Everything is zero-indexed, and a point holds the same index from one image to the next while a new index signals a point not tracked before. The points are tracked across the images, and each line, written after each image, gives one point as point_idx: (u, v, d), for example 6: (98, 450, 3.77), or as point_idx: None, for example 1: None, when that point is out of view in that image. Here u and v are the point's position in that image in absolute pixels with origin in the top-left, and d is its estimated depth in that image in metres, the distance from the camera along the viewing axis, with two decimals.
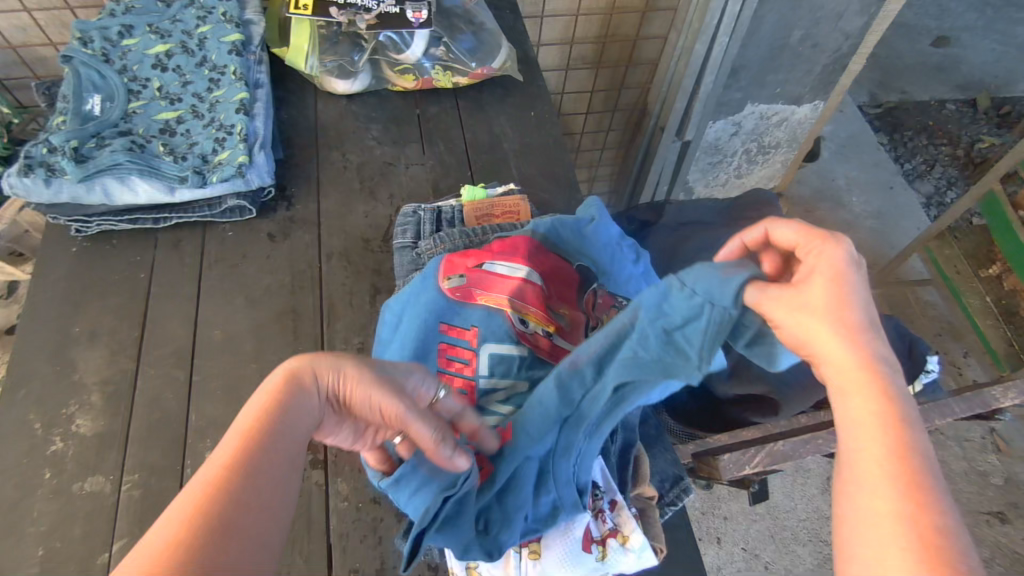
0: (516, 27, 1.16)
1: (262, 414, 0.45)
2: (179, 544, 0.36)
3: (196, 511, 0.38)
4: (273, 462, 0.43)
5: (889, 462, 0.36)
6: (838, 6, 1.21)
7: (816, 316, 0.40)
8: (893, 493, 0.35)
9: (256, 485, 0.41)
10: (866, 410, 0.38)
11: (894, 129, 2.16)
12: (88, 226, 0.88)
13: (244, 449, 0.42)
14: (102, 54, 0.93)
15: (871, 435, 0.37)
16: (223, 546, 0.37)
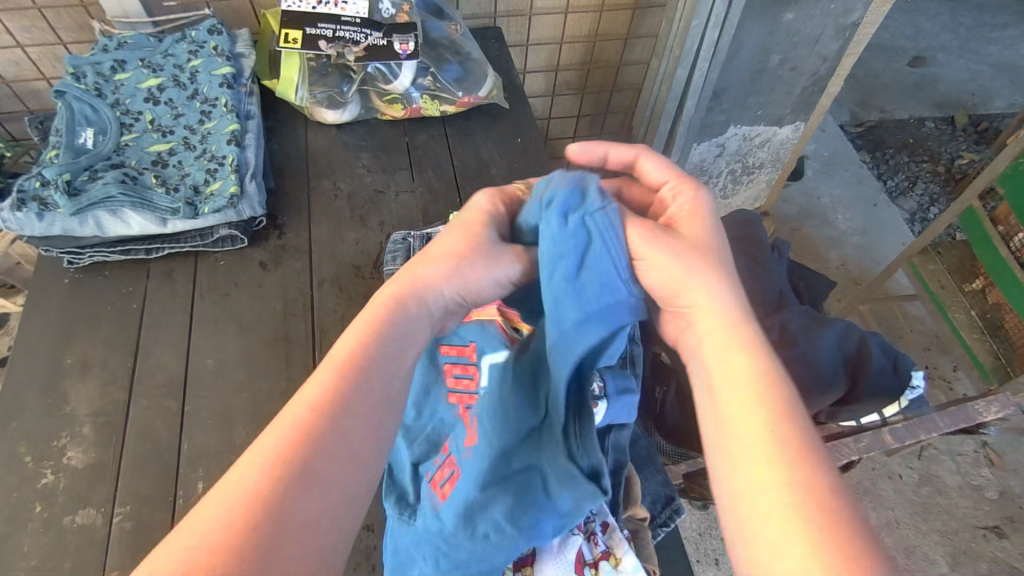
0: (501, 56, 1.19)
1: (359, 350, 0.46)
2: (235, 534, 0.36)
3: (278, 463, 0.39)
4: (354, 418, 0.43)
5: (780, 431, 0.40)
6: (813, 31, 1.25)
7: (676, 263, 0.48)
8: (784, 466, 0.38)
9: (337, 440, 0.42)
10: (748, 374, 0.43)
11: (875, 147, 2.20)
12: (80, 258, 0.89)
13: (337, 393, 0.44)
14: (94, 89, 0.95)
15: (751, 373, 0.43)
16: (300, 496, 0.38)
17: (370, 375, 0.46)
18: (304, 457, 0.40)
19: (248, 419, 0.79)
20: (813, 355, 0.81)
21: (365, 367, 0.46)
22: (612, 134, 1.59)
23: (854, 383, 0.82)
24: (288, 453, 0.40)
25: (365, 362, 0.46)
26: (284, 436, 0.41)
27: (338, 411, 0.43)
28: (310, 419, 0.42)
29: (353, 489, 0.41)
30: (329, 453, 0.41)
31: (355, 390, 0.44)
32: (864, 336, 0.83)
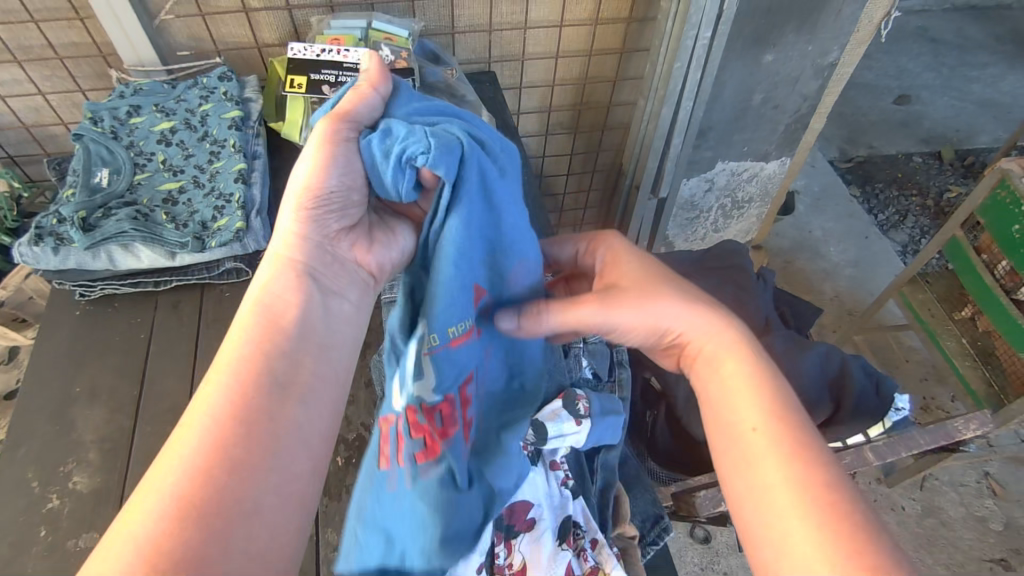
0: (492, 99, 1.23)
1: (258, 363, 0.50)
2: (162, 552, 0.39)
3: (205, 470, 0.44)
4: (268, 430, 0.47)
5: (799, 469, 0.48)
6: (792, 71, 1.32)
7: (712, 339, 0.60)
8: (798, 495, 0.47)
9: (253, 445, 0.46)
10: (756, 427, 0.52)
11: (864, 182, 2.26)
12: (91, 290, 0.93)
13: (231, 419, 0.47)
14: (111, 132, 1.01)
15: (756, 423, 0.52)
16: (226, 498, 0.43)
17: (279, 387, 0.50)
18: (227, 468, 0.44)
19: None
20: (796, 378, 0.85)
21: (265, 374, 0.50)
22: (604, 171, 1.65)
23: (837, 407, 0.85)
24: (208, 465, 0.44)
25: (264, 368, 0.50)
26: (199, 448, 0.45)
27: (251, 418, 0.47)
28: (221, 428, 0.46)
29: (282, 480, 0.46)
30: (250, 460, 0.46)
31: (262, 393, 0.49)
32: (844, 359, 0.87)
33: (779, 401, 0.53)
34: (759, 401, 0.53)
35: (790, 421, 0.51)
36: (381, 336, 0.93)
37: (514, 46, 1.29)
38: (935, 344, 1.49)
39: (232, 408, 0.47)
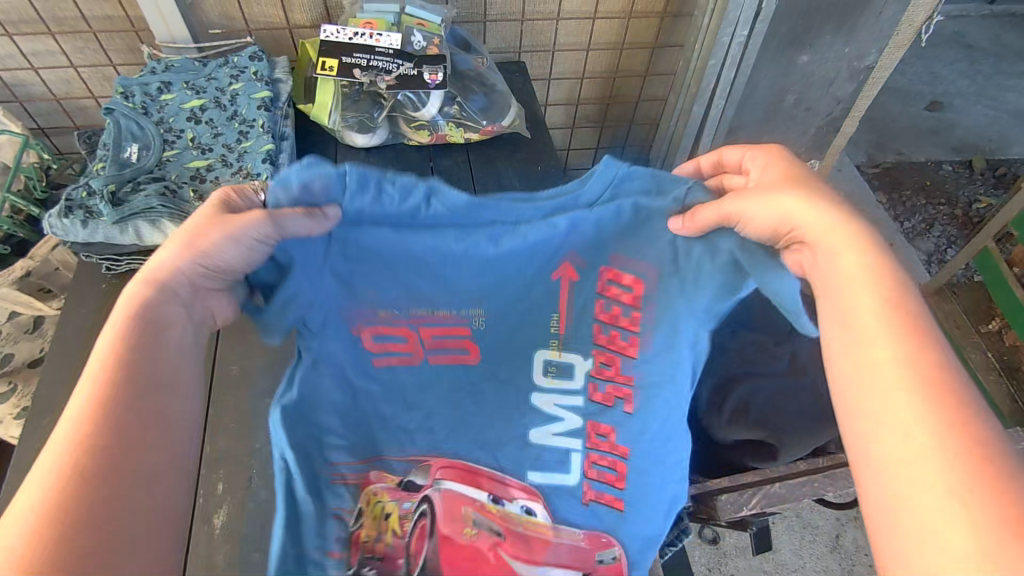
0: (525, 89, 1.21)
1: (117, 359, 0.45)
2: (46, 551, 0.37)
3: (65, 478, 0.39)
4: (148, 417, 0.44)
5: (925, 378, 0.40)
6: (827, 73, 1.29)
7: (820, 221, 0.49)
8: (938, 409, 0.38)
9: (113, 443, 0.42)
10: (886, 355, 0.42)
11: (891, 188, 2.23)
12: (117, 264, 0.94)
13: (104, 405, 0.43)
14: (141, 107, 1.01)
15: (886, 353, 0.42)
16: (95, 506, 0.39)
17: (149, 386, 0.45)
18: (103, 462, 0.41)
19: (268, 425, 0.81)
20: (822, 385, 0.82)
21: (129, 371, 0.45)
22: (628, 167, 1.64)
23: None
24: (76, 467, 0.40)
25: (127, 366, 0.45)
26: (60, 452, 0.40)
27: (115, 416, 0.43)
28: (83, 429, 0.42)
29: (155, 476, 0.43)
30: (122, 466, 0.42)
31: (127, 389, 0.44)
32: None
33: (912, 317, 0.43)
34: (875, 301, 0.44)
35: (907, 300, 0.44)
36: None
37: (545, 36, 1.27)
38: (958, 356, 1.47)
39: (91, 410, 0.42)
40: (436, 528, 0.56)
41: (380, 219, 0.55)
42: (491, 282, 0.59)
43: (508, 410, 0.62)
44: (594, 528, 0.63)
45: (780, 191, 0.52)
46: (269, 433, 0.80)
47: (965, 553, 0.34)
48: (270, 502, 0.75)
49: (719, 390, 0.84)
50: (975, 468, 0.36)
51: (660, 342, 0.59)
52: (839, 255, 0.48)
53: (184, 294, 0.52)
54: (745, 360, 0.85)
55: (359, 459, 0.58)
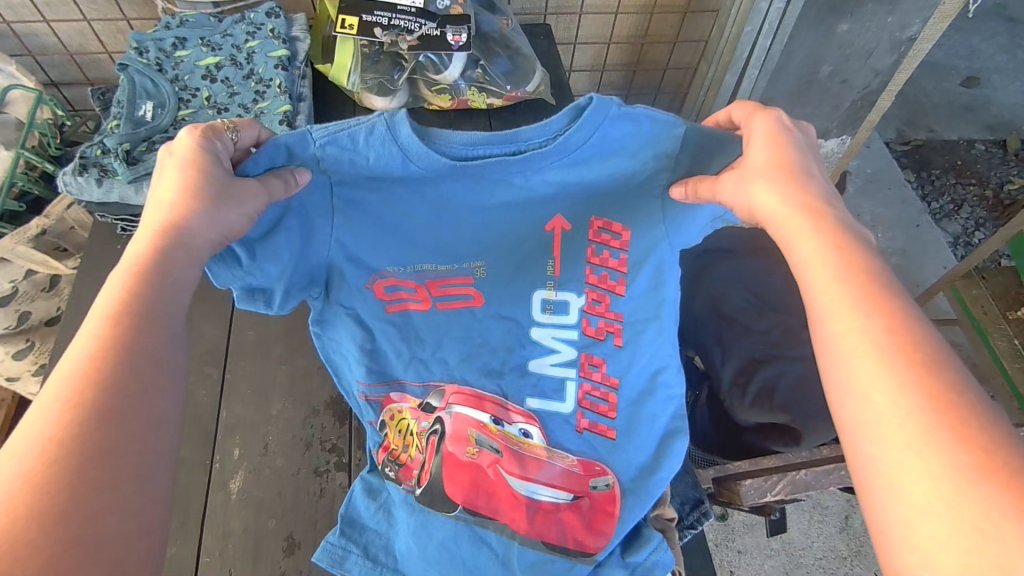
0: (550, 53, 1.17)
1: (127, 300, 0.43)
2: (36, 487, 0.34)
3: (72, 411, 0.37)
4: (154, 356, 0.41)
5: (889, 342, 0.37)
6: (867, 44, 1.23)
7: (775, 194, 0.48)
8: (891, 370, 0.36)
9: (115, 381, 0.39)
10: (862, 336, 0.38)
11: (920, 167, 2.16)
12: (133, 225, 0.93)
13: (111, 338, 0.41)
14: (156, 64, 0.98)
15: (849, 326, 0.39)
16: (102, 438, 0.36)
17: (161, 329, 0.43)
18: (106, 396, 0.38)
19: (285, 392, 0.80)
20: None
21: (138, 311, 0.42)
22: None
23: None
24: (79, 401, 0.37)
25: (136, 308, 0.43)
26: (64, 385, 0.38)
27: (122, 355, 0.40)
28: (87, 366, 0.39)
29: (158, 417, 0.39)
30: (127, 405, 0.38)
31: (136, 330, 0.42)
32: None
33: (875, 287, 0.40)
34: (836, 276, 0.41)
35: (871, 277, 0.41)
36: None
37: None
38: (984, 342, 1.44)
39: (97, 348, 0.40)
40: (443, 445, 0.64)
41: (357, 177, 0.60)
42: (474, 240, 0.65)
43: (512, 341, 0.66)
44: (587, 457, 0.64)
45: (755, 182, 0.49)
46: (285, 400, 0.79)
47: (929, 506, 0.32)
48: (287, 469, 0.74)
49: (743, 371, 0.81)
50: (937, 418, 0.34)
51: (644, 283, 0.64)
52: (797, 245, 0.45)
53: (198, 254, 0.49)
54: (771, 342, 0.83)
55: (378, 386, 0.67)
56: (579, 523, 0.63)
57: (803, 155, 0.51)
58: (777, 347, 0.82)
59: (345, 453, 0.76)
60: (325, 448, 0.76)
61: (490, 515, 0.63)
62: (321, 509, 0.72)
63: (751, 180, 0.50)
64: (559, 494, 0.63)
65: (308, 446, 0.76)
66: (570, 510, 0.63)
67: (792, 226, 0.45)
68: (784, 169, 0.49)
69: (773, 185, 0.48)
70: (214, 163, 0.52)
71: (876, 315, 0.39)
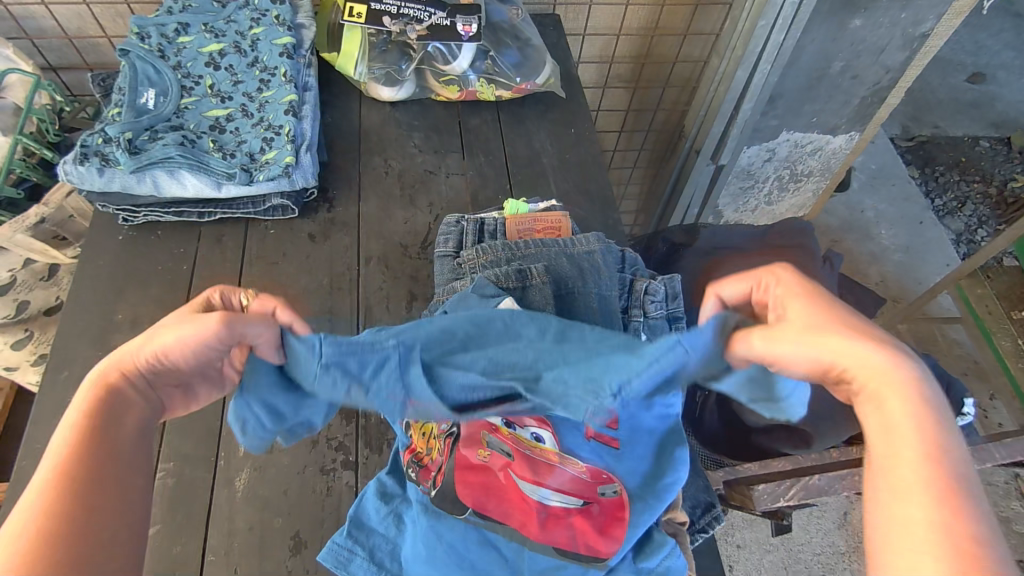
0: (559, 44, 1.15)
1: (85, 426, 0.44)
2: None
3: (32, 538, 0.39)
4: (111, 478, 0.43)
5: (937, 495, 0.36)
6: (879, 40, 1.22)
7: (829, 351, 0.40)
8: None
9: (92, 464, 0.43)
10: (940, 545, 0.34)
11: (925, 164, 2.15)
12: (135, 216, 0.89)
13: (68, 464, 0.42)
14: (158, 50, 0.96)
15: (928, 540, 0.35)
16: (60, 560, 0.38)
17: (116, 445, 0.45)
18: (67, 520, 0.40)
19: None
20: None
21: (98, 433, 0.45)
22: (658, 130, 1.57)
23: None
24: (59, 492, 0.41)
25: (94, 429, 0.45)
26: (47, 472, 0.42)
27: (101, 443, 0.44)
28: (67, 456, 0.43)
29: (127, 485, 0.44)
30: (86, 523, 0.41)
31: (108, 415, 0.45)
32: (917, 357, 0.77)
33: (951, 483, 0.36)
34: (916, 478, 0.37)
35: (948, 478, 0.36)
36: (430, 290, 0.86)
37: None
38: (988, 342, 1.43)
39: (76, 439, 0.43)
40: (457, 448, 0.65)
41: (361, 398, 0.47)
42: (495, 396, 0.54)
43: None
44: (595, 464, 0.63)
45: (815, 337, 0.41)
46: None
47: None
48: (292, 467, 0.73)
49: None
50: None
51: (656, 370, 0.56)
52: (885, 405, 0.39)
53: (143, 389, 0.48)
54: None
55: None
56: (590, 532, 0.61)
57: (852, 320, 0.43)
58: None
59: (352, 451, 0.75)
60: (332, 446, 0.75)
61: (500, 519, 0.62)
62: (328, 509, 0.71)
63: (800, 350, 0.41)
64: (569, 499, 0.62)
65: (314, 443, 0.75)
66: (580, 516, 0.62)
67: (881, 396, 0.39)
68: (836, 317, 0.42)
69: (833, 358, 0.40)
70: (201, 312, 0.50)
71: (955, 525, 0.35)
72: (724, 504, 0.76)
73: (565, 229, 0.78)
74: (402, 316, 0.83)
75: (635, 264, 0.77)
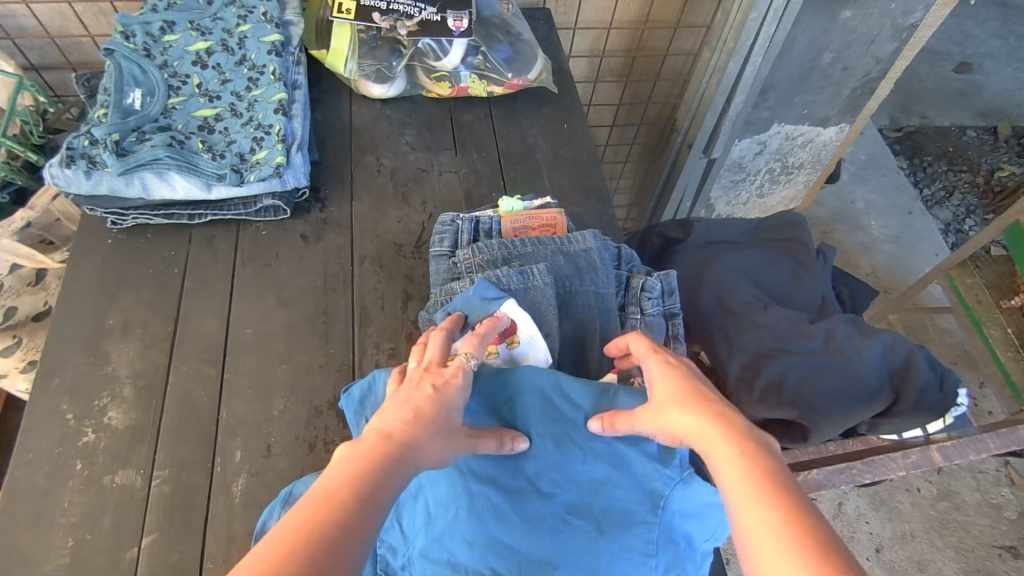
0: (550, 39, 1.14)
1: (353, 478, 0.43)
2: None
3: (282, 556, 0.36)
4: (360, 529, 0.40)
5: (761, 488, 0.43)
6: (869, 31, 1.22)
7: (668, 405, 0.52)
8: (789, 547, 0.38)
9: (358, 522, 0.40)
10: (754, 504, 0.42)
11: (913, 154, 2.17)
12: (123, 219, 0.87)
13: (336, 502, 0.41)
14: (143, 49, 0.94)
15: (748, 503, 0.42)
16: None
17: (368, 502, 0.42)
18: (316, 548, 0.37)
19: (286, 390, 0.77)
20: (859, 366, 0.75)
21: (365, 493, 0.42)
22: (649, 124, 1.56)
23: (898, 395, 0.75)
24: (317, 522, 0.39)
25: (359, 487, 0.42)
26: (303, 511, 0.40)
27: (363, 496, 0.42)
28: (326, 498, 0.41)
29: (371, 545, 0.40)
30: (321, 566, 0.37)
31: (381, 472, 0.44)
32: (913, 347, 0.76)
33: (770, 471, 0.44)
34: (739, 467, 0.45)
35: (763, 460, 0.45)
36: (426, 289, 0.85)
37: None
38: (978, 331, 1.44)
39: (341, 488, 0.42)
40: None
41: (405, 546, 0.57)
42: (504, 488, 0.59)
43: None
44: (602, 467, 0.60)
45: (666, 411, 0.52)
46: (287, 399, 0.76)
47: None
48: (290, 471, 0.72)
49: (751, 366, 0.77)
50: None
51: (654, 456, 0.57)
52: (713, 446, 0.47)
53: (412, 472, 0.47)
54: (779, 336, 0.79)
55: None
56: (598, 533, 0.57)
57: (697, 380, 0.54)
58: (782, 341, 0.78)
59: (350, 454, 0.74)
60: (331, 449, 0.74)
61: None
62: None
63: (661, 404, 0.52)
64: None
65: (312, 447, 0.73)
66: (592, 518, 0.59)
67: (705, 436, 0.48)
68: (691, 385, 0.53)
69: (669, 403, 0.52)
70: (446, 408, 0.52)
71: (772, 498, 0.42)
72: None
73: (561, 226, 0.78)
74: (398, 316, 0.83)
75: (631, 261, 0.76)
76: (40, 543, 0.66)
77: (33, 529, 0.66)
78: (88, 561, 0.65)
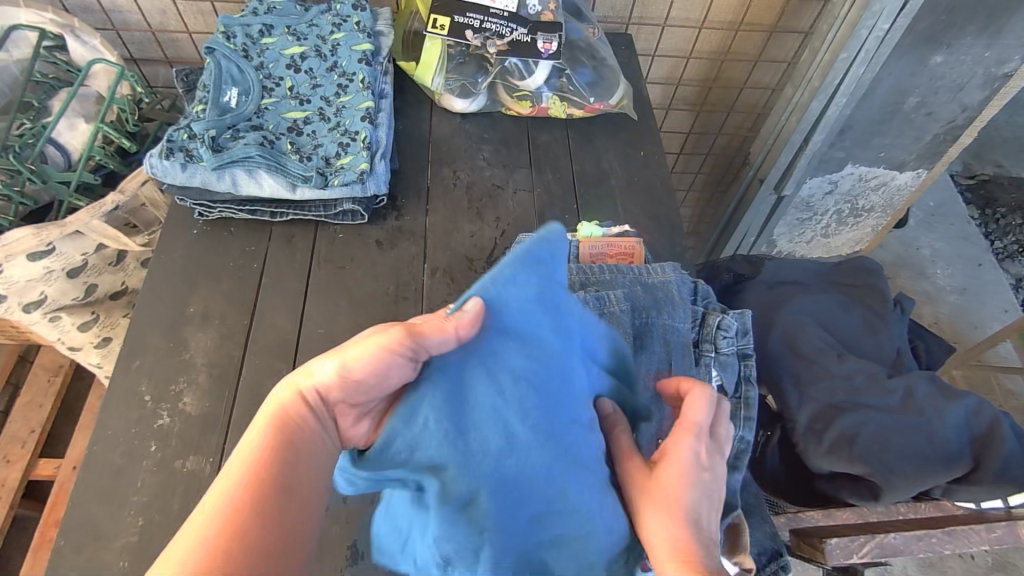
0: (631, 64, 1.14)
1: (258, 464, 0.49)
2: None
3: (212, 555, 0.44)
4: (283, 509, 0.48)
5: None
6: (959, 77, 1.18)
7: (654, 500, 0.52)
8: None
9: (272, 506, 0.48)
10: None
11: (985, 204, 2.09)
12: (210, 211, 0.90)
13: (247, 491, 0.48)
14: (242, 50, 0.98)
15: None
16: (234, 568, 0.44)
17: (278, 482, 0.49)
18: (240, 545, 0.45)
19: None
20: (938, 428, 0.72)
21: (271, 475, 0.49)
22: (717, 155, 1.55)
23: (977, 463, 0.72)
24: (234, 515, 0.46)
25: (272, 462, 0.50)
26: (223, 511, 0.47)
27: (273, 480, 0.49)
28: (230, 518, 0.46)
29: (292, 534, 0.48)
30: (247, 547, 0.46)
31: (287, 442, 0.51)
32: (997, 417, 0.74)
33: None
34: None
35: None
36: None
37: (658, 8, 1.18)
38: None
39: (232, 520, 0.46)
40: None
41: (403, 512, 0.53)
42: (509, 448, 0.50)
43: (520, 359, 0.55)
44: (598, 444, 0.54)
45: (654, 501, 0.52)
46: None
47: None
48: None
49: (821, 417, 0.75)
50: None
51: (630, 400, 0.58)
52: None
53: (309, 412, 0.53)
54: (854, 388, 0.76)
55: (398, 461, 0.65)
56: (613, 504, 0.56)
57: (702, 494, 0.53)
58: (857, 394, 0.75)
59: None
60: None
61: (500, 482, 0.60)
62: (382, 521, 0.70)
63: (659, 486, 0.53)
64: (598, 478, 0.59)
65: None
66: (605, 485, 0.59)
67: None
68: (674, 506, 0.52)
69: (658, 506, 0.52)
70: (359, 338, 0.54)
71: None
72: (792, 554, 0.79)
73: (638, 256, 0.78)
74: None
75: (708, 297, 0.75)
76: (112, 520, 0.68)
77: (107, 506, 0.69)
78: (155, 541, 0.67)
